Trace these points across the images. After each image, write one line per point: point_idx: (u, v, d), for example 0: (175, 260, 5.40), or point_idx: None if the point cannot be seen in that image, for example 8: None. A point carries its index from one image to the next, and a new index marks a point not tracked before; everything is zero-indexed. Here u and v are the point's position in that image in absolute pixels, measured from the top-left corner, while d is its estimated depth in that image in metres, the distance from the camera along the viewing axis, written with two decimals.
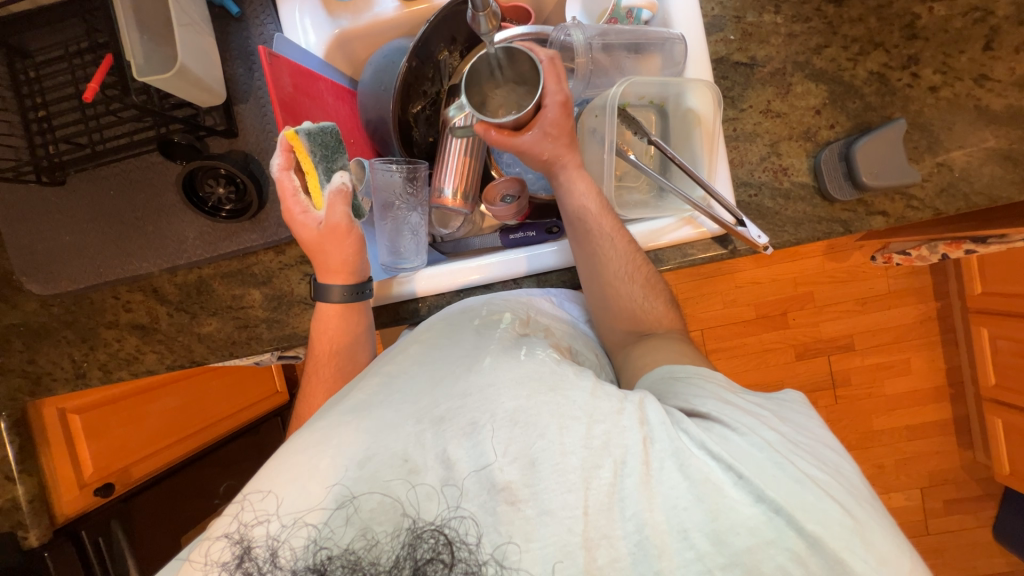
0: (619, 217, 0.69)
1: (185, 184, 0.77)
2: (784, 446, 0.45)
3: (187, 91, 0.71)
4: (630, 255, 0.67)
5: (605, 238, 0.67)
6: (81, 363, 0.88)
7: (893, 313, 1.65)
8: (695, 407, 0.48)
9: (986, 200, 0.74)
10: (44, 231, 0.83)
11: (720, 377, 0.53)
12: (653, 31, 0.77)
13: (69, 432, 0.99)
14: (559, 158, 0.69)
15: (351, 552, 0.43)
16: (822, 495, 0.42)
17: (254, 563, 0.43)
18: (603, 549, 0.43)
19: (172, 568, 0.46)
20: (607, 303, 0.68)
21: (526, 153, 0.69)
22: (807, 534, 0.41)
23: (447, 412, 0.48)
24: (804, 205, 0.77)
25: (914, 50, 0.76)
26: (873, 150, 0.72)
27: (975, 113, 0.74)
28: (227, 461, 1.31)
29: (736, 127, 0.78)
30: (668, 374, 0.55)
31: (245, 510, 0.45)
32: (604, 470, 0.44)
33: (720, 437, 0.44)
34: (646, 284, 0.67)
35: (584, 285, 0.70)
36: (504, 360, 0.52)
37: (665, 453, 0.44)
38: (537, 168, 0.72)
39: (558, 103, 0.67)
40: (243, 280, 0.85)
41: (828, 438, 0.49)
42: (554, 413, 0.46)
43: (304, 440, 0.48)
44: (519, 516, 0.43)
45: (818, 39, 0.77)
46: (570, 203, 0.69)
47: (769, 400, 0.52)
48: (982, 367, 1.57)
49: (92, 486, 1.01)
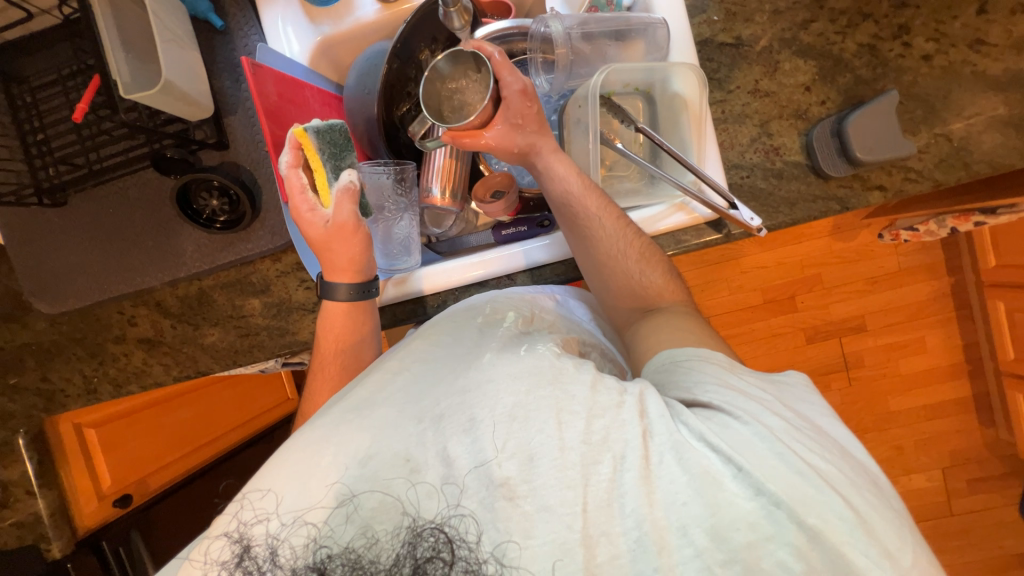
0: (605, 195, 0.68)
1: (180, 198, 0.79)
2: (787, 433, 0.42)
3: (174, 106, 0.72)
4: (622, 231, 0.66)
5: (594, 218, 0.66)
6: (91, 378, 0.90)
7: (904, 291, 1.61)
8: (697, 397, 0.46)
9: (988, 168, 0.72)
10: (49, 251, 0.85)
11: (719, 356, 0.51)
12: (635, 17, 0.76)
13: (86, 446, 1.02)
14: (531, 147, 0.70)
15: (351, 551, 0.42)
16: (825, 487, 0.39)
17: (255, 562, 0.43)
18: (603, 546, 0.41)
19: (178, 563, 0.46)
20: (607, 284, 0.67)
21: (495, 149, 0.70)
22: (808, 528, 0.39)
23: (447, 409, 0.46)
24: (798, 184, 0.75)
25: (905, 19, 0.74)
26: (867, 123, 0.70)
27: (972, 79, 0.72)
28: (244, 469, 1.32)
29: (724, 109, 0.77)
30: (669, 359, 0.53)
31: (245, 509, 0.44)
32: (603, 465, 0.42)
33: (721, 426, 0.42)
34: (643, 258, 0.66)
35: (582, 269, 0.69)
36: (504, 355, 0.50)
37: (665, 447, 0.42)
38: (513, 160, 0.73)
39: (518, 92, 0.68)
40: (243, 290, 0.87)
41: (832, 426, 0.47)
42: (553, 406, 0.44)
43: (305, 437, 0.47)
44: (517, 512, 0.41)
45: (804, 14, 0.75)
46: (555, 188, 0.69)
47: (772, 383, 0.50)
48: (1000, 341, 1.53)
49: (110, 498, 1.05)
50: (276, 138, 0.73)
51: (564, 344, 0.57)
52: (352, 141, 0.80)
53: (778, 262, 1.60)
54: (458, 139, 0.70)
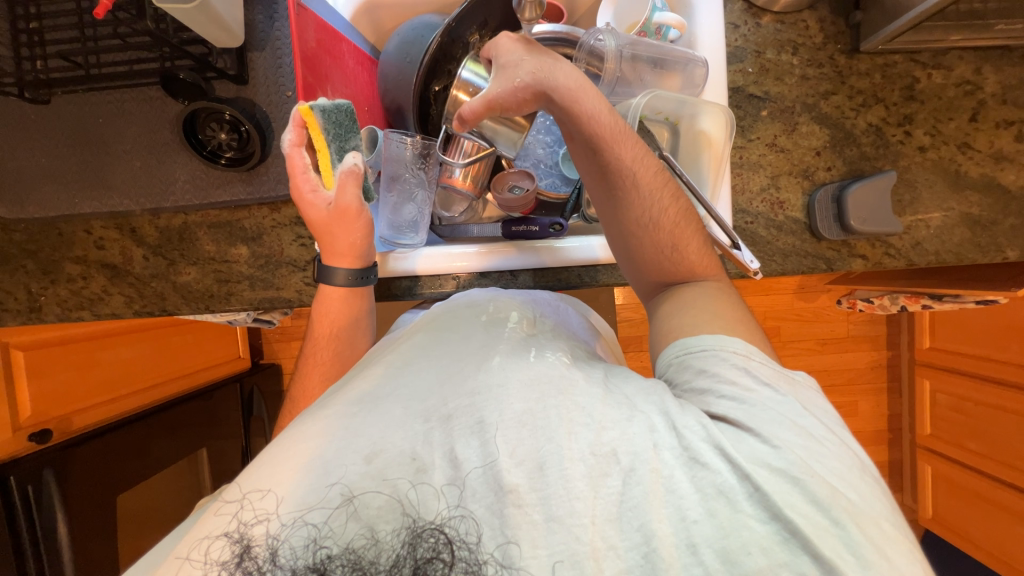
0: (639, 146, 0.64)
1: (186, 124, 0.73)
2: (806, 452, 0.43)
3: (203, 26, 0.68)
4: (653, 190, 0.63)
5: (623, 171, 0.62)
6: (38, 296, 0.82)
7: (848, 356, 1.75)
8: (712, 408, 0.48)
9: (953, 257, 0.81)
10: (18, 151, 0.78)
11: (738, 345, 0.52)
12: (678, 50, 0.79)
13: (11, 369, 0.94)
14: (537, 74, 0.62)
15: (351, 552, 0.40)
16: (840, 518, 0.41)
17: (255, 563, 0.40)
18: (610, 559, 0.41)
19: (163, 570, 0.41)
20: (633, 253, 0.65)
21: (499, 101, 0.64)
22: (823, 560, 0.39)
23: (456, 410, 0.46)
24: (794, 239, 0.81)
25: (910, 110, 0.81)
26: (863, 196, 0.76)
27: (954, 177, 0.81)
28: (176, 424, 1.21)
29: (742, 155, 0.82)
30: (684, 350, 0.54)
31: (245, 509, 0.42)
32: (612, 478, 0.43)
33: (736, 440, 0.44)
34: (673, 222, 0.63)
35: (607, 230, 0.67)
36: (513, 359, 0.51)
37: (676, 463, 0.43)
38: (522, 106, 0.65)
39: (512, 41, 0.65)
40: (231, 234, 0.82)
41: (851, 441, 0.48)
42: (563, 417, 0.45)
43: (307, 429, 0.46)
44: (526, 520, 0.41)
45: (827, 85, 0.81)
46: (579, 132, 0.62)
47: (794, 384, 0.51)
48: (921, 416, 1.69)
49: (27, 431, 0.94)
50: (308, 85, 0.70)
51: (570, 351, 0.57)
52: (357, 123, 0.75)
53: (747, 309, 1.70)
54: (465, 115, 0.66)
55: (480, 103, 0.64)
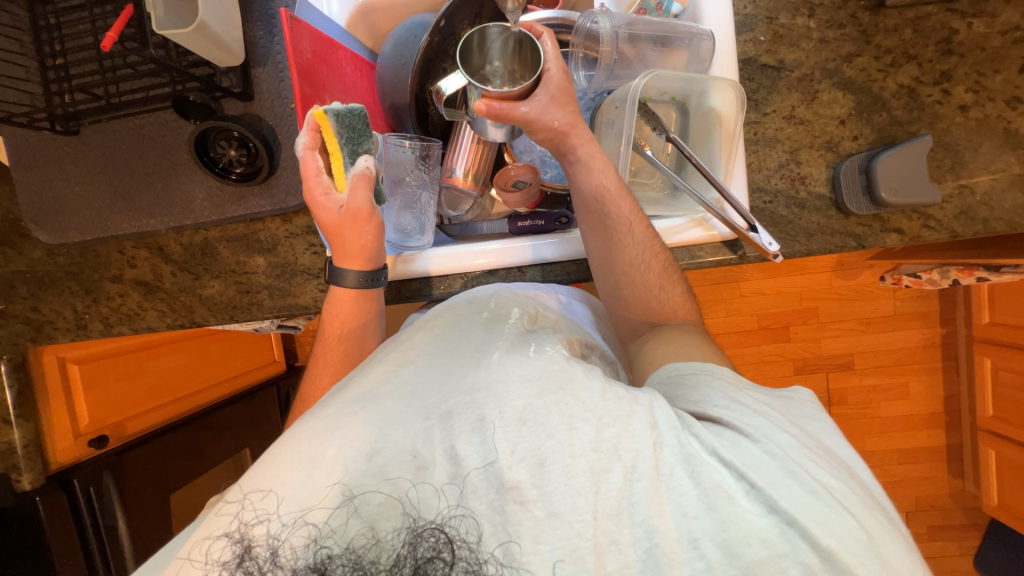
0: (635, 201, 0.68)
1: (198, 143, 0.76)
2: (796, 451, 0.43)
3: (204, 48, 0.70)
4: (648, 244, 0.67)
5: (623, 222, 0.66)
6: (82, 314, 0.89)
7: (895, 336, 1.63)
8: (705, 411, 0.47)
9: (1006, 225, 0.73)
10: (55, 181, 0.84)
11: (725, 372, 0.53)
12: (681, 25, 0.75)
13: (67, 380, 1.01)
14: (571, 125, 0.65)
15: (351, 551, 0.41)
16: (836, 506, 0.40)
17: (255, 563, 0.42)
18: (613, 555, 0.40)
19: (170, 568, 0.44)
20: (623, 294, 0.68)
21: (535, 127, 0.65)
22: (822, 548, 0.38)
23: (456, 407, 0.46)
24: (819, 216, 0.76)
25: (948, 66, 0.73)
26: (897, 165, 0.70)
27: (1004, 136, 0.73)
28: (220, 426, 1.29)
29: (757, 130, 0.77)
30: (674, 372, 0.54)
31: (245, 509, 0.43)
32: (613, 474, 0.41)
33: (732, 443, 0.43)
34: (662, 273, 0.67)
35: (596, 272, 0.69)
36: (514, 355, 0.50)
37: (675, 460, 0.42)
38: (546, 142, 0.67)
39: (560, 70, 0.65)
40: (248, 246, 0.86)
41: (840, 444, 0.48)
42: (564, 414, 0.44)
43: (307, 429, 0.47)
44: (527, 516, 0.41)
45: (850, 47, 0.75)
46: (591, 184, 0.66)
47: (783, 401, 0.51)
48: (981, 396, 1.56)
49: (86, 437, 1.02)
50: (305, 96, 0.72)
51: (569, 344, 0.56)
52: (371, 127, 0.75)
53: (779, 290, 1.61)
54: (494, 108, 0.63)
55: (520, 118, 0.64)
